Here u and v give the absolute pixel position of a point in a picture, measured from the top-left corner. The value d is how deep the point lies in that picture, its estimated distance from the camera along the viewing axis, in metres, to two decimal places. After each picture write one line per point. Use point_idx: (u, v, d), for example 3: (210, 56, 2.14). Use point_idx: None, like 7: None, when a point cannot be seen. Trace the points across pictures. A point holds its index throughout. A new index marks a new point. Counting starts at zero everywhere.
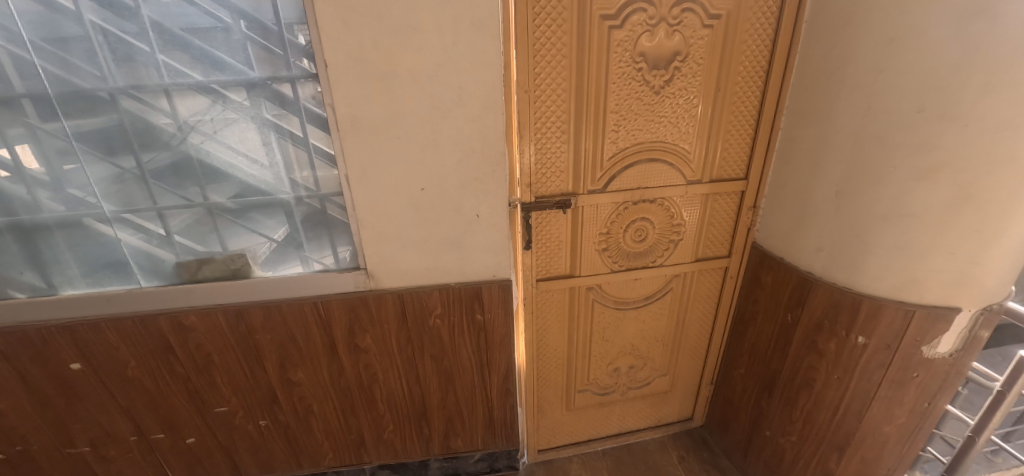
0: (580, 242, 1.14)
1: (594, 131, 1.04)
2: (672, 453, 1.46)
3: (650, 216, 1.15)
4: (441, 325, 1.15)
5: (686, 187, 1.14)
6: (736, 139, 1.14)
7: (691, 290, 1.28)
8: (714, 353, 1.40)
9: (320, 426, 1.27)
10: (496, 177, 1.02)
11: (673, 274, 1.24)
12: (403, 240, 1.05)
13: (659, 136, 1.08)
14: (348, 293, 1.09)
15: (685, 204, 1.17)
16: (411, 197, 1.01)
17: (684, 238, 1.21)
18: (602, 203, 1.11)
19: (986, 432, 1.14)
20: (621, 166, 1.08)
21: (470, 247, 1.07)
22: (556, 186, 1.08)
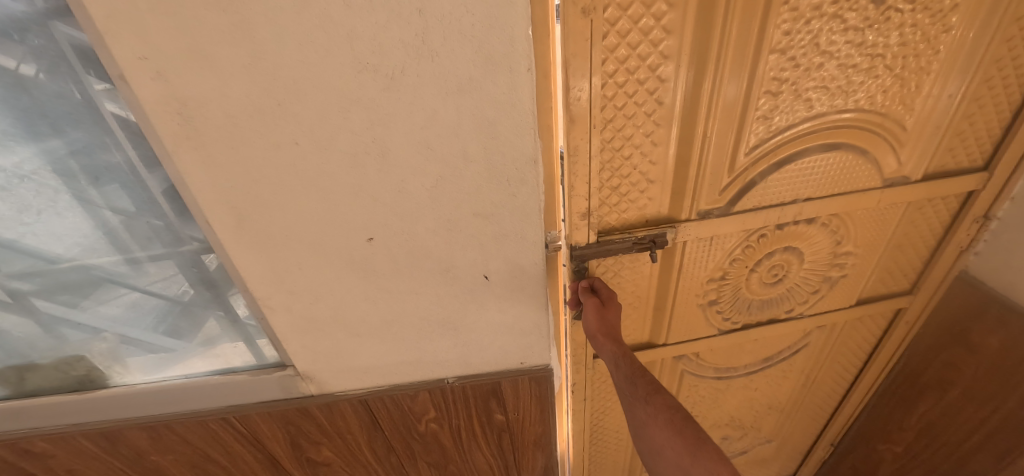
0: (676, 295, 0.78)
1: (723, 112, 0.58)
2: None
3: (802, 247, 0.76)
4: (440, 430, 0.69)
5: (868, 196, 0.71)
6: (995, 100, 0.64)
7: (834, 337, 0.92)
8: (846, 408, 1.06)
9: None
10: (517, 208, 0.50)
11: (809, 325, 0.88)
12: (349, 324, 0.57)
13: (849, 106, 0.62)
14: (277, 403, 0.65)
15: (865, 221, 0.75)
16: (351, 254, 0.52)
17: (848, 271, 0.81)
18: (721, 234, 0.71)
19: None
20: (762, 167, 0.65)
21: (476, 329, 0.59)
22: (635, 211, 0.67)
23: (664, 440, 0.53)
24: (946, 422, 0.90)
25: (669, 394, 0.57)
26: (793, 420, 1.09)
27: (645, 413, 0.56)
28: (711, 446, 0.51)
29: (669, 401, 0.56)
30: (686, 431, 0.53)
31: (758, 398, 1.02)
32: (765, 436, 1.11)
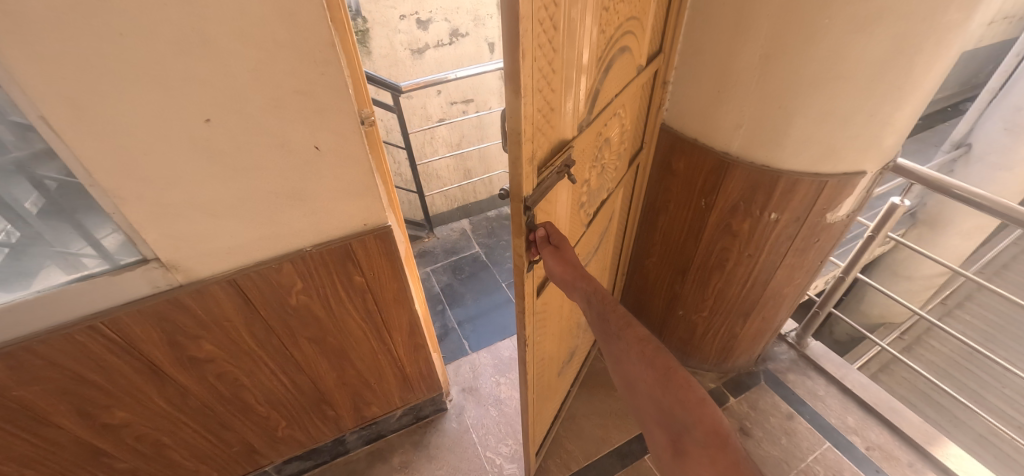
0: (564, 212, 0.82)
1: (589, 16, 0.62)
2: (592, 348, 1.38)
3: (612, 137, 0.91)
4: (311, 300, 0.84)
5: (636, 80, 0.90)
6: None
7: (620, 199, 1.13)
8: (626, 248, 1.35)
9: (186, 455, 0.96)
10: (329, 85, 0.66)
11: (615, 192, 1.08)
12: (203, 205, 0.68)
13: (626, 13, 0.76)
14: (145, 299, 0.72)
15: (632, 103, 0.94)
16: (194, 136, 0.62)
17: (625, 147, 1.02)
18: (586, 143, 0.78)
19: (830, 303, 1.27)
20: (602, 74, 0.75)
21: (320, 197, 0.74)
22: (547, 143, 0.65)
23: (639, 370, 0.71)
24: (671, 250, 1.22)
25: (638, 330, 0.74)
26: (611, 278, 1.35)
27: (623, 349, 0.73)
28: (676, 370, 0.70)
29: (639, 336, 0.73)
30: (656, 362, 0.70)
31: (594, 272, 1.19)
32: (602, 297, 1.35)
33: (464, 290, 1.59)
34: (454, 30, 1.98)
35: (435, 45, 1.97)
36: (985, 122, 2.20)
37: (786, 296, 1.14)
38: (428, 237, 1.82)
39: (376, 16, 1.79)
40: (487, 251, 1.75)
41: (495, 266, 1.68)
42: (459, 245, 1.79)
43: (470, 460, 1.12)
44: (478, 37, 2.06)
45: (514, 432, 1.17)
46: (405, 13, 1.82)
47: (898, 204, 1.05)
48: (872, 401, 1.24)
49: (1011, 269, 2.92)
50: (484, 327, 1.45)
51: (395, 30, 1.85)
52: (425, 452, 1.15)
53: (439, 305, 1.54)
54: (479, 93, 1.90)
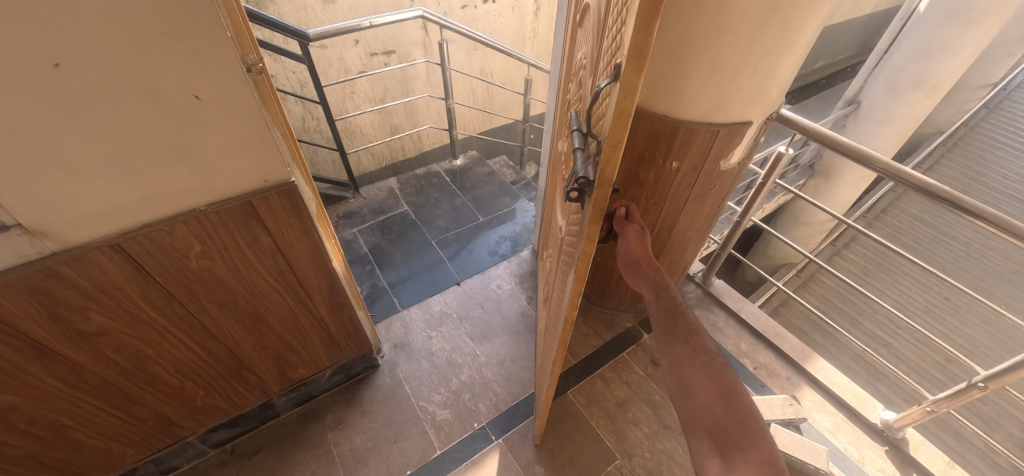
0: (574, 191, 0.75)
1: None
2: (522, 298, 1.42)
3: None
4: (214, 262, 0.80)
5: None
6: None
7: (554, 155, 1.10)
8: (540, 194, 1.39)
9: (91, 433, 0.91)
10: (200, 26, 0.59)
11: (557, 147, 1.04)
12: (63, 163, 0.60)
13: None
14: (12, 270, 0.64)
15: None
16: (40, 84, 0.54)
17: None
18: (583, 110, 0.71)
19: (729, 245, 1.42)
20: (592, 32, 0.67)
21: (209, 151, 0.70)
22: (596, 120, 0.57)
23: (702, 382, 0.74)
24: None
25: (707, 344, 0.79)
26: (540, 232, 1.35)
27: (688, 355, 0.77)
28: (741, 395, 0.72)
29: (707, 350, 0.78)
30: (723, 378, 0.73)
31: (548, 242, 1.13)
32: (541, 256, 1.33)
33: (393, 250, 1.58)
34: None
35: None
36: (872, 82, 2.46)
37: (689, 238, 1.26)
38: (354, 198, 1.76)
39: None
40: (416, 210, 1.73)
41: (425, 224, 1.68)
42: (387, 205, 1.75)
43: (405, 410, 1.17)
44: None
45: (446, 381, 1.22)
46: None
47: (782, 153, 1.17)
48: (761, 328, 1.43)
49: (887, 213, 3.39)
50: (415, 284, 1.47)
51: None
52: (360, 408, 1.18)
53: (368, 265, 1.52)
54: (400, 44, 1.81)
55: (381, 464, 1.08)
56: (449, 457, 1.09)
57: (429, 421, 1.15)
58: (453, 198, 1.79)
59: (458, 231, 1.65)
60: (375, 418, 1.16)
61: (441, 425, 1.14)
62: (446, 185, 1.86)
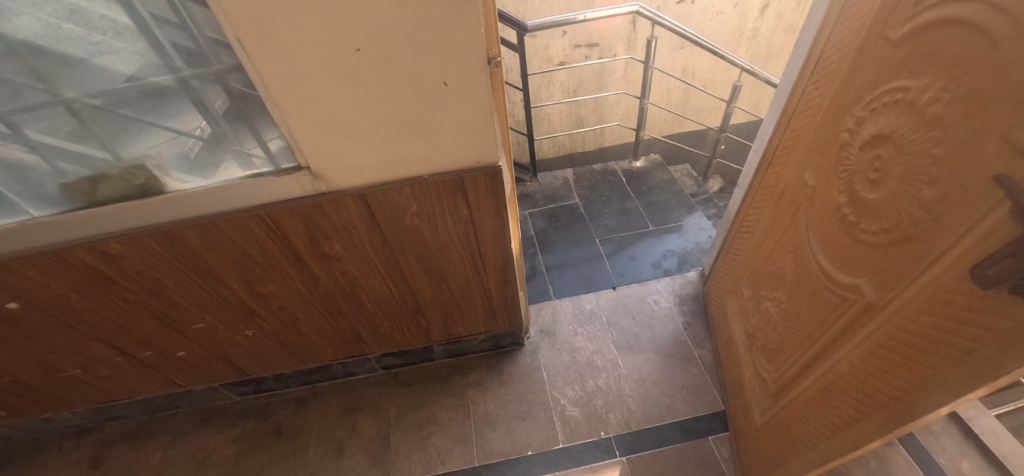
0: (926, 252, 0.57)
1: None
2: (676, 322, 1.41)
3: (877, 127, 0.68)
4: (421, 223, 0.95)
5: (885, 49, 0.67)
6: None
7: (792, 184, 0.96)
8: (731, 212, 1.34)
9: (312, 329, 1.18)
10: (462, 22, 0.68)
11: (807, 177, 0.90)
12: (343, 126, 0.77)
13: None
14: (296, 200, 0.87)
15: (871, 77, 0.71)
16: (344, 63, 0.69)
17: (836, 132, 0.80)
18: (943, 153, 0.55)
19: None
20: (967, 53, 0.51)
21: (442, 129, 0.81)
22: None
23: None
24: None
25: None
26: (737, 257, 1.24)
27: None
28: None
29: None
30: None
31: (777, 283, 1.00)
32: (738, 286, 1.22)
33: (557, 238, 1.70)
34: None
35: None
36: None
37: None
38: (530, 182, 1.92)
39: None
40: (586, 204, 1.82)
41: (593, 221, 1.75)
42: (559, 194, 1.87)
43: (537, 395, 1.27)
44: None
45: (583, 380, 1.29)
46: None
47: None
48: None
49: None
50: (571, 277, 1.57)
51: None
52: (500, 378, 1.32)
53: (532, 249, 1.67)
54: (606, 38, 1.81)
55: (506, 435, 1.21)
56: (569, 453, 1.16)
57: (557, 413, 1.23)
58: (624, 200, 1.83)
59: (623, 234, 1.69)
60: (510, 393, 1.29)
61: (568, 420, 1.21)
62: (620, 185, 1.90)
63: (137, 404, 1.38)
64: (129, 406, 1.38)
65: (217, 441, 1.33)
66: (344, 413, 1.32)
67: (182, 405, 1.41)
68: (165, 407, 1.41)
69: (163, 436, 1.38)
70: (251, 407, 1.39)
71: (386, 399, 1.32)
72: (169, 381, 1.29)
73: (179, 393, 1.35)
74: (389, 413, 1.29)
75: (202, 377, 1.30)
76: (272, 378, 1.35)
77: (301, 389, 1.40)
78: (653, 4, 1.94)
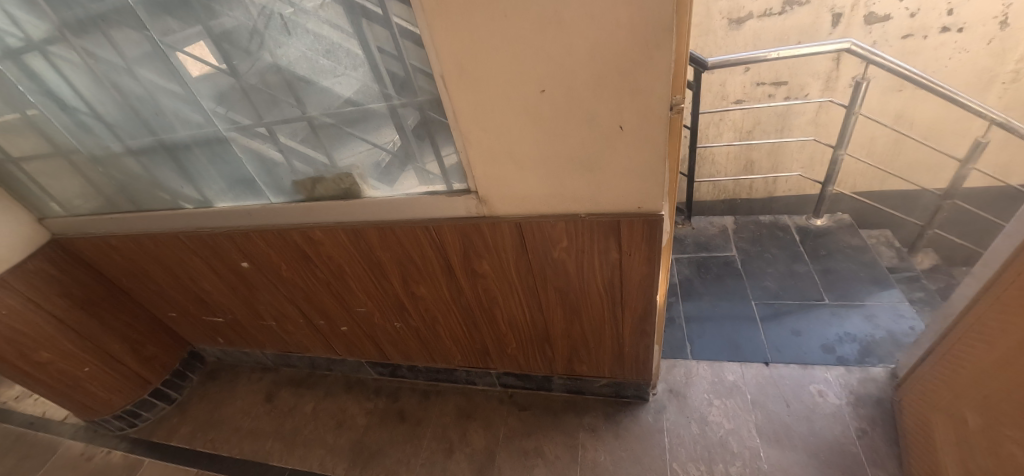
0: None
1: None
2: (848, 426, 1.14)
3: None
4: (568, 258, 0.95)
5: None
6: None
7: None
8: (954, 309, 1.03)
9: (447, 334, 1.27)
10: (652, 67, 0.66)
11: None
12: (516, 159, 0.81)
13: None
14: (460, 218, 0.94)
15: None
16: (527, 102, 0.73)
17: None
18: None
19: None
20: None
21: (608, 170, 0.79)
22: None
23: None
24: None
25: None
26: (962, 372, 0.94)
27: None
28: None
29: None
30: None
31: None
32: (960, 410, 0.93)
33: (703, 290, 1.56)
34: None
35: (761, 14, 1.61)
36: None
37: None
38: (682, 224, 1.81)
39: None
40: (744, 258, 1.63)
41: (750, 278, 1.56)
42: (714, 242, 1.72)
43: (655, 460, 1.16)
44: (822, 6, 1.56)
45: (711, 460, 1.12)
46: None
47: None
48: None
49: None
50: (713, 338, 1.41)
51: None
52: (616, 430, 1.24)
53: (671, 296, 1.56)
54: (796, 75, 1.62)
55: None
56: None
57: None
58: (795, 262, 1.59)
59: (788, 301, 1.47)
60: (623, 448, 1.20)
61: None
62: (791, 244, 1.66)
63: (305, 359, 1.67)
64: (299, 359, 1.68)
65: (354, 409, 1.53)
66: (459, 417, 1.39)
67: (334, 370, 1.66)
68: (323, 368, 1.67)
69: (317, 391, 1.64)
70: (385, 387, 1.57)
71: (499, 416, 1.35)
72: (329, 347, 1.53)
73: (334, 359, 1.59)
74: (499, 431, 1.32)
75: (354, 351, 1.50)
76: (406, 367, 1.49)
77: (427, 383, 1.52)
78: (869, 38, 1.63)
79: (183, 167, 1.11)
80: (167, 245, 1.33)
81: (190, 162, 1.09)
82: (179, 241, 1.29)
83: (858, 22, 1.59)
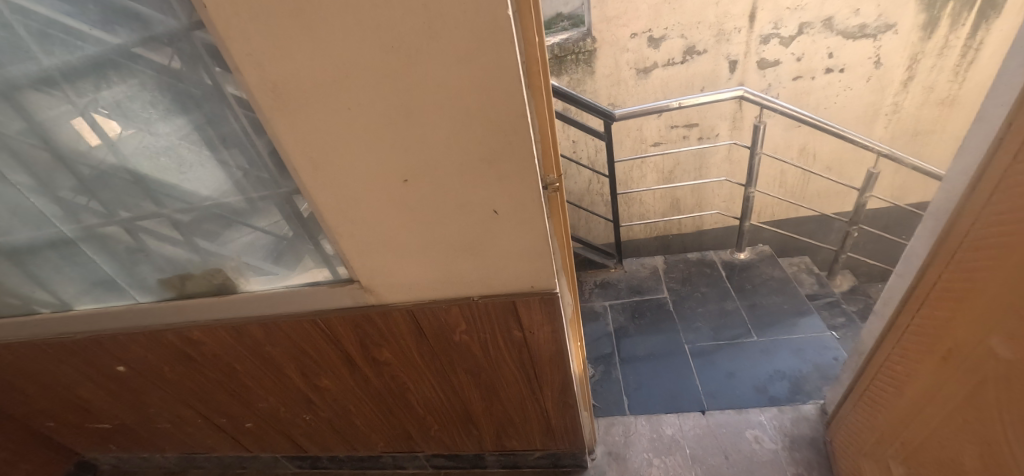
0: None
1: None
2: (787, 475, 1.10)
3: None
4: (471, 339, 0.88)
5: None
6: None
7: (965, 346, 0.70)
8: (865, 347, 1.04)
9: (364, 422, 1.16)
10: (514, 153, 0.62)
11: (996, 344, 0.64)
12: (394, 248, 0.75)
13: None
14: (348, 308, 0.86)
15: None
16: (392, 192, 0.67)
17: None
18: None
19: None
20: None
21: (493, 253, 0.73)
22: None
23: None
24: None
25: None
26: (881, 416, 0.94)
27: None
28: None
29: None
30: None
31: None
32: (887, 457, 0.91)
33: (638, 338, 1.53)
34: (691, 48, 1.74)
35: (665, 63, 1.78)
36: None
37: None
38: (614, 268, 1.81)
39: (607, 35, 1.73)
40: (676, 300, 1.64)
41: (683, 322, 1.55)
42: (646, 284, 1.72)
43: None
44: (718, 54, 1.76)
45: None
46: (637, 30, 1.70)
47: None
48: None
49: None
50: (650, 389, 1.37)
51: (623, 49, 1.75)
52: None
53: (608, 347, 1.52)
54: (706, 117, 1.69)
55: None
56: None
57: None
58: (724, 299, 1.60)
59: (720, 342, 1.46)
60: None
61: None
62: (719, 280, 1.68)
63: (213, 458, 1.47)
64: (207, 458, 1.48)
65: None
66: None
67: (249, 466, 1.47)
68: (236, 466, 1.48)
69: None
70: None
71: None
72: (238, 445, 1.35)
73: (247, 455, 1.41)
74: None
75: (266, 447, 1.34)
76: (327, 458, 1.34)
77: (354, 471, 1.37)
78: (765, 81, 1.82)
79: (29, 270, 0.96)
80: (26, 353, 1.14)
81: (37, 265, 0.95)
82: (40, 348, 1.11)
83: (752, 67, 1.78)
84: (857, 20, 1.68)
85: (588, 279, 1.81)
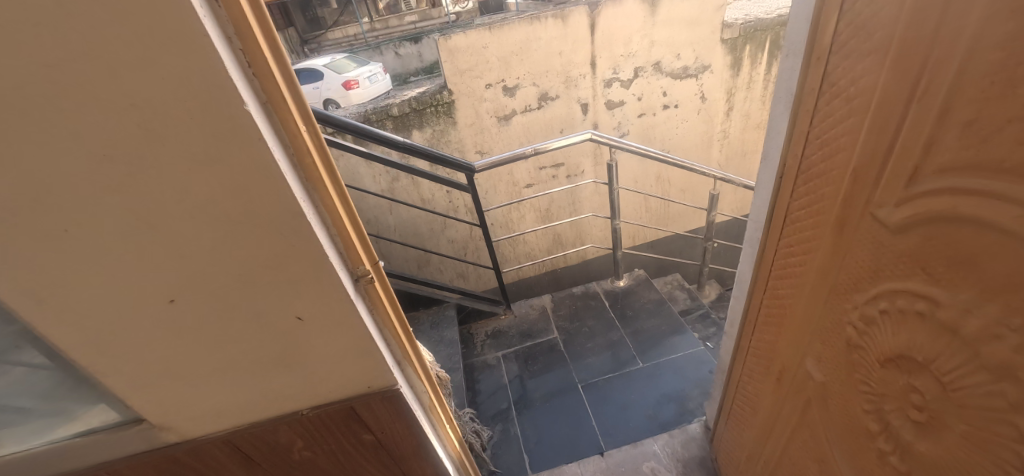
0: None
1: None
2: None
3: (912, 364, 0.47)
4: (314, 455, 0.75)
5: (870, 253, 0.51)
6: (847, 116, 0.52)
7: (790, 369, 0.75)
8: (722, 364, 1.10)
9: None
10: (302, 255, 0.53)
11: (810, 368, 0.68)
12: (182, 377, 0.60)
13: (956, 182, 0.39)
14: (141, 456, 0.66)
15: (855, 279, 0.54)
16: (157, 317, 0.54)
17: (834, 333, 0.60)
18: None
19: None
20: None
21: (312, 361, 0.63)
22: None
23: None
24: None
25: None
26: (746, 433, 0.98)
27: None
28: None
29: None
30: None
31: None
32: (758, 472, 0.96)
33: (534, 387, 1.49)
34: (544, 94, 1.86)
35: (522, 110, 1.88)
36: None
37: None
38: (504, 315, 1.79)
39: (462, 87, 1.77)
40: (566, 339, 1.65)
41: (574, 360, 1.55)
42: (536, 327, 1.72)
43: None
44: (570, 99, 1.90)
45: None
46: (491, 81, 1.77)
47: None
48: None
49: None
50: (550, 440, 1.32)
51: (480, 99, 1.80)
52: None
53: (505, 402, 1.46)
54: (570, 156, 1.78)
55: None
56: None
57: None
58: (610, 330, 1.65)
59: (611, 376, 1.48)
60: None
61: None
62: (604, 311, 1.74)
63: None
64: None
65: None
66: None
67: None
68: None
69: None
70: None
71: None
72: None
73: None
74: None
75: None
76: None
77: None
78: (615, 120, 2.00)
79: None
80: None
81: None
82: None
83: (601, 108, 1.95)
84: (679, 63, 1.93)
85: (479, 330, 1.76)
